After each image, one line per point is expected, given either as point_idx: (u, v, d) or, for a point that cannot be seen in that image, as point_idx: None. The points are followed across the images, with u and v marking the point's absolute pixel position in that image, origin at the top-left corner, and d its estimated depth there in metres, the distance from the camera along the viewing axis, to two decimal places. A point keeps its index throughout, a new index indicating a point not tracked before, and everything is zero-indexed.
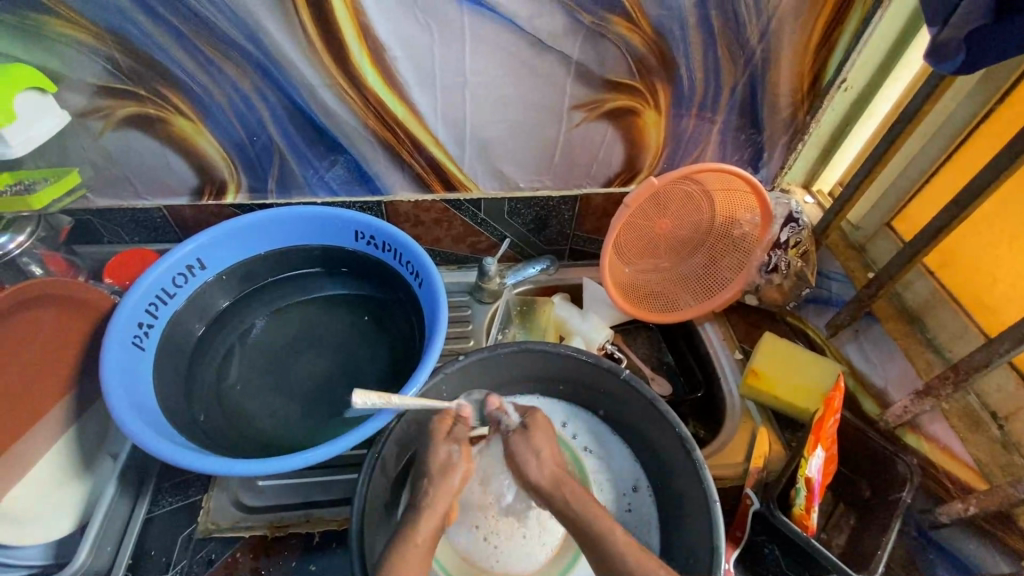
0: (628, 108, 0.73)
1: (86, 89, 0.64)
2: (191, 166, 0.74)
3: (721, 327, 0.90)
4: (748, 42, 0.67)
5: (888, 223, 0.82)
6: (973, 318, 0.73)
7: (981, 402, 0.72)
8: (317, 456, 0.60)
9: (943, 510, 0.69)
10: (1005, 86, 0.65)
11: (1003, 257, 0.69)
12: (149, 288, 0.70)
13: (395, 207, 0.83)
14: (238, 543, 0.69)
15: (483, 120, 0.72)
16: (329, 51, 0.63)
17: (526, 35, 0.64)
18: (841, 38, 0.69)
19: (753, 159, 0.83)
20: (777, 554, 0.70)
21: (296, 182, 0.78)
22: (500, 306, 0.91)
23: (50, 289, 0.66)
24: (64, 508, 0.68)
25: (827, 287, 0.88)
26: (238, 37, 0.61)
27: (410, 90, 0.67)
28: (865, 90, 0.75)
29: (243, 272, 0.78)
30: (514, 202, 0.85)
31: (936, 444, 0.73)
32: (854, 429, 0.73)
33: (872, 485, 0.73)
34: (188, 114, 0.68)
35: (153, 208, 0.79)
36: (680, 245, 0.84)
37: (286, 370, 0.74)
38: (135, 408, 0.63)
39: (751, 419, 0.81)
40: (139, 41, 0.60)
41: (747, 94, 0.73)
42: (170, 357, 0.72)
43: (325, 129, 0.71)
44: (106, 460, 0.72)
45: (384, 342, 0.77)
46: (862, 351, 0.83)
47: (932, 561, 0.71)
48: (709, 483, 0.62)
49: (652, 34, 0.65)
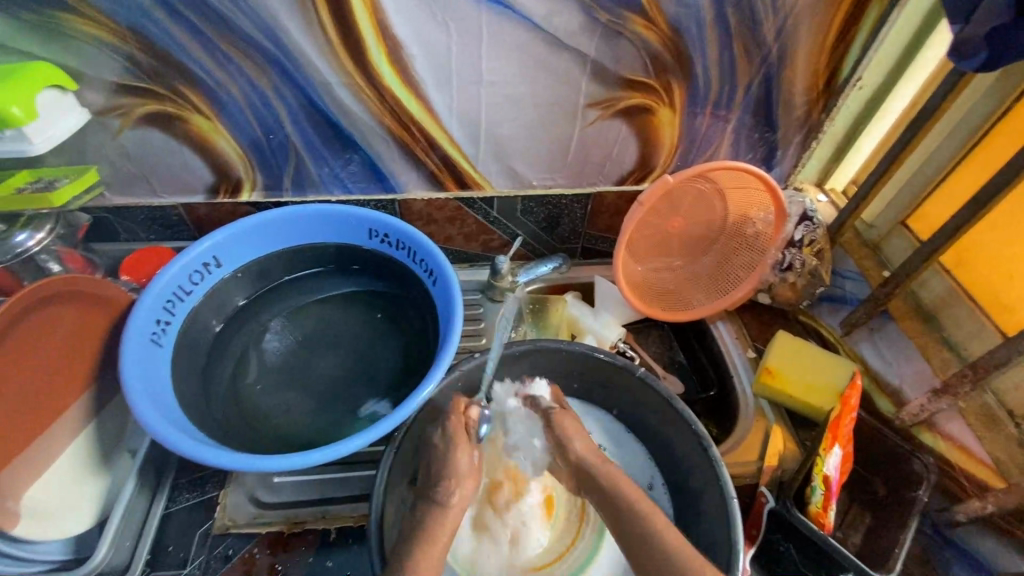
0: (643, 106, 0.73)
1: (105, 87, 0.64)
2: (208, 163, 0.74)
3: (734, 326, 0.90)
4: (764, 40, 0.67)
5: (903, 222, 0.83)
6: (989, 316, 0.73)
7: (998, 401, 0.71)
8: (336, 452, 0.60)
9: (960, 508, 0.69)
10: (1023, 84, 0.65)
11: (1021, 255, 0.69)
12: (164, 286, 0.70)
13: (408, 206, 0.84)
14: (255, 539, 0.69)
15: (498, 118, 0.72)
16: (348, 49, 0.63)
17: (543, 33, 0.64)
18: (857, 35, 0.69)
19: (767, 157, 0.83)
20: (791, 552, 0.70)
21: (310, 180, 0.78)
22: (513, 304, 0.91)
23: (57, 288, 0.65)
24: (82, 504, 0.68)
25: (841, 286, 0.88)
26: (257, 35, 0.61)
27: (426, 88, 0.68)
28: (880, 87, 0.75)
29: (258, 269, 0.78)
30: (527, 200, 0.85)
31: (952, 442, 0.73)
32: (869, 427, 0.73)
33: (887, 483, 0.73)
34: (205, 112, 0.68)
35: (170, 206, 0.79)
36: (692, 243, 0.84)
37: (303, 366, 0.75)
38: (155, 405, 0.63)
39: (765, 418, 0.81)
40: (160, 41, 0.61)
41: (762, 92, 0.73)
42: (188, 353, 0.72)
43: (341, 127, 0.71)
44: (124, 456, 0.73)
45: (398, 339, 0.77)
46: (876, 350, 0.83)
47: (948, 558, 0.71)
48: (726, 481, 0.62)
49: (669, 32, 0.65)
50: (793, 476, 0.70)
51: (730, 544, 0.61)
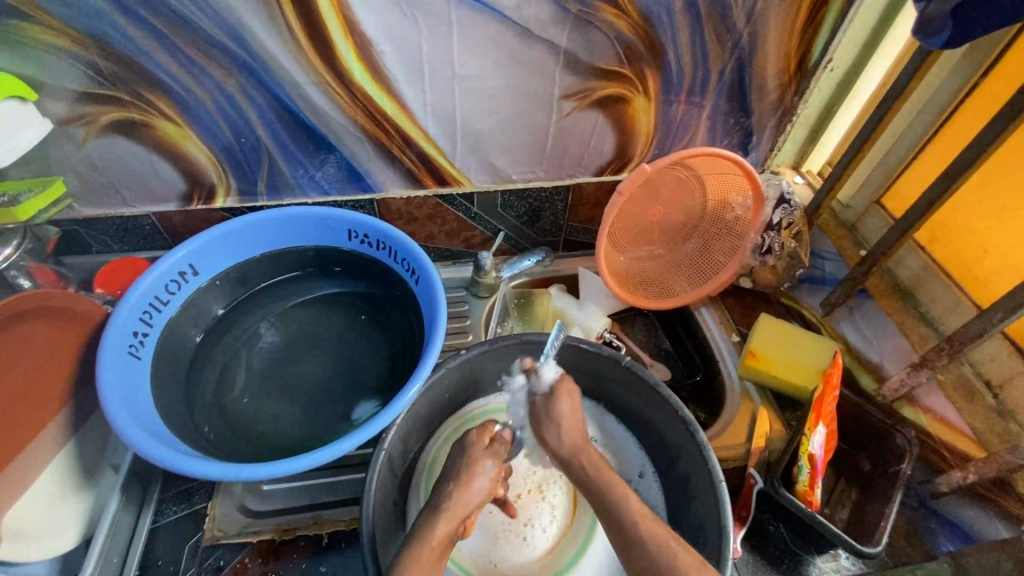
0: (618, 95, 0.73)
1: (67, 95, 0.62)
2: (179, 170, 0.72)
3: (717, 311, 0.91)
4: (734, 25, 0.68)
5: (877, 201, 0.84)
6: (964, 290, 0.75)
7: (975, 371, 0.73)
8: (323, 457, 0.59)
9: (942, 479, 0.71)
10: (989, 60, 0.66)
11: (995, 228, 0.70)
12: (141, 297, 0.69)
13: (387, 204, 0.83)
14: (247, 548, 0.69)
15: (473, 112, 0.72)
16: (315, 48, 0.62)
17: (513, 25, 0.63)
18: (825, 19, 0.69)
19: (742, 143, 0.84)
20: (782, 531, 0.72)
21: (286, 183, 0.77)
22: (497, 299, 0.90)
23: (48, 301, 0.65)
24: (65, 523, 0.66)
25: (821, 267, 0.90)
26: (221, 37, 0.60)
27: (399, 85, 0.67)
28: (850, 68, 0.76)
29: (236, 276, 0.77)
30: (507, 194, 0.85)
31: (933, 415, 0.75)
32: (852, 405, 0.74)
33: (871, 458, 0.74)
34: (173, 118, 0.66)
35: (142, 216, 0.78)
36: (672, 231, 0.84)
37: (284, 373, 0.74)
38: (136, 419, 0.62)
39: (751, 401, 0.82)
40: (120, 46, 0.59)
41: (734, 77, 0.74)
42: (168, 365, 0.71)
43: (313, 127, 0.70)
44: (108, 472, 0.71)
45: (383, 340, 0.76)
46: (855, 327, 0.85)
47: (933, 531, 0.73)
48: (714, 465, 0.63)
49: (640, 21, 0.65)
50: (778, 457, 0.71)
51: (721, 526, 0.61)
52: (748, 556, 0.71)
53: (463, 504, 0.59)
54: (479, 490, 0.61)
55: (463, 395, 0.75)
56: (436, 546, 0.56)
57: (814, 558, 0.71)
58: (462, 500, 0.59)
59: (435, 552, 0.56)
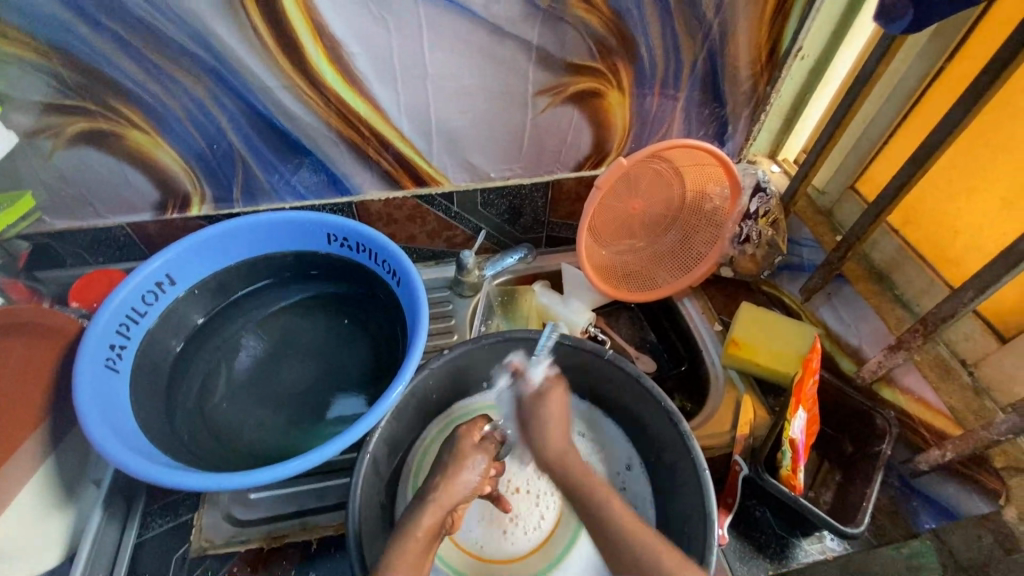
0: (592, 90, 0.73)
1: (33, 108, 0.62)
2: (153, 180, 0.72)
3: (700, 302, 0.92)
4: (704, 17, 0.68)
5: (851, 186, 0.85)
6: (937, 271, 0.76)
7: (951, 351, 0.74)
8: (306, 463, 0.59)
9: (922, 458, 0.73)
10: (954, 42, 0.67)
11: (964, 209, 0.71)
12: (118, 308, 0.68)
13: (366, 206, 0.82)
14: (235, 558, 0.69)
15: (445, 110, 0.71)
16: (286, 52, 0.61)
17: (482, 21, 0.63)
18: (794, 8, 0.70)
19: (718, 133, 0.85)
20: (768, 516, 0.73)
21: (261, 188, 0.76)
22: (482, 298, 0.90)
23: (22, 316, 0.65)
24: (49, 541, 0.66)
25: (799, 254, 0.90)
26: (187, 43, 0.59)
27: (369, 86, 0.66)
28: (821, 56, 0.77)
29: (215, 284, 0.76)
30: (487, 192, 0.84)
31: (911, 397, 0.76)
32: (834, 389, 0.76)
33: (854, 441, 0.75)
34: (143, 126, 0.66)
35: (115, 226, 0.77)
36: (653, 223, 0.84)
37: (268, 380, 0.73)
38: (115, 431, 0.61)
39: (736, 389, 0.83)
40: (84, 54, 0.58)
41: (707, 69, 0.74)
42: (147, 376, 0.70)
43: (286, 131, 0.70)
44: (89, 487, 0.71)
45: (366, 344, 0.76)
46: (836, 314, 0.86)
47: (915, 508, 0.75)
48: (698, 454, 0.64)
49: (610, 15, 0.65)
50: (762, 442, 0.72)
51: (705, 514, 0.62)
52: (735, 542, 0.72)
53: (443, 497, 0.61)
54: (464, 483, 0.62)
55: (450, 395, 0.75)
56: (421, 535, 0.57)
57: (800, 541, 0.72)
58: (447, 491, 0.61)
59: (421, 542, 0.57)
